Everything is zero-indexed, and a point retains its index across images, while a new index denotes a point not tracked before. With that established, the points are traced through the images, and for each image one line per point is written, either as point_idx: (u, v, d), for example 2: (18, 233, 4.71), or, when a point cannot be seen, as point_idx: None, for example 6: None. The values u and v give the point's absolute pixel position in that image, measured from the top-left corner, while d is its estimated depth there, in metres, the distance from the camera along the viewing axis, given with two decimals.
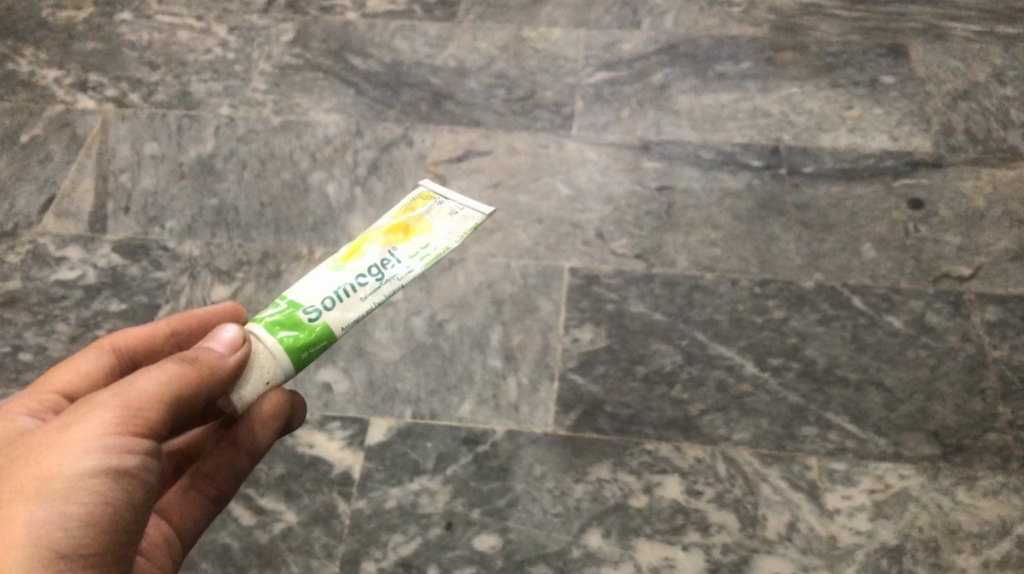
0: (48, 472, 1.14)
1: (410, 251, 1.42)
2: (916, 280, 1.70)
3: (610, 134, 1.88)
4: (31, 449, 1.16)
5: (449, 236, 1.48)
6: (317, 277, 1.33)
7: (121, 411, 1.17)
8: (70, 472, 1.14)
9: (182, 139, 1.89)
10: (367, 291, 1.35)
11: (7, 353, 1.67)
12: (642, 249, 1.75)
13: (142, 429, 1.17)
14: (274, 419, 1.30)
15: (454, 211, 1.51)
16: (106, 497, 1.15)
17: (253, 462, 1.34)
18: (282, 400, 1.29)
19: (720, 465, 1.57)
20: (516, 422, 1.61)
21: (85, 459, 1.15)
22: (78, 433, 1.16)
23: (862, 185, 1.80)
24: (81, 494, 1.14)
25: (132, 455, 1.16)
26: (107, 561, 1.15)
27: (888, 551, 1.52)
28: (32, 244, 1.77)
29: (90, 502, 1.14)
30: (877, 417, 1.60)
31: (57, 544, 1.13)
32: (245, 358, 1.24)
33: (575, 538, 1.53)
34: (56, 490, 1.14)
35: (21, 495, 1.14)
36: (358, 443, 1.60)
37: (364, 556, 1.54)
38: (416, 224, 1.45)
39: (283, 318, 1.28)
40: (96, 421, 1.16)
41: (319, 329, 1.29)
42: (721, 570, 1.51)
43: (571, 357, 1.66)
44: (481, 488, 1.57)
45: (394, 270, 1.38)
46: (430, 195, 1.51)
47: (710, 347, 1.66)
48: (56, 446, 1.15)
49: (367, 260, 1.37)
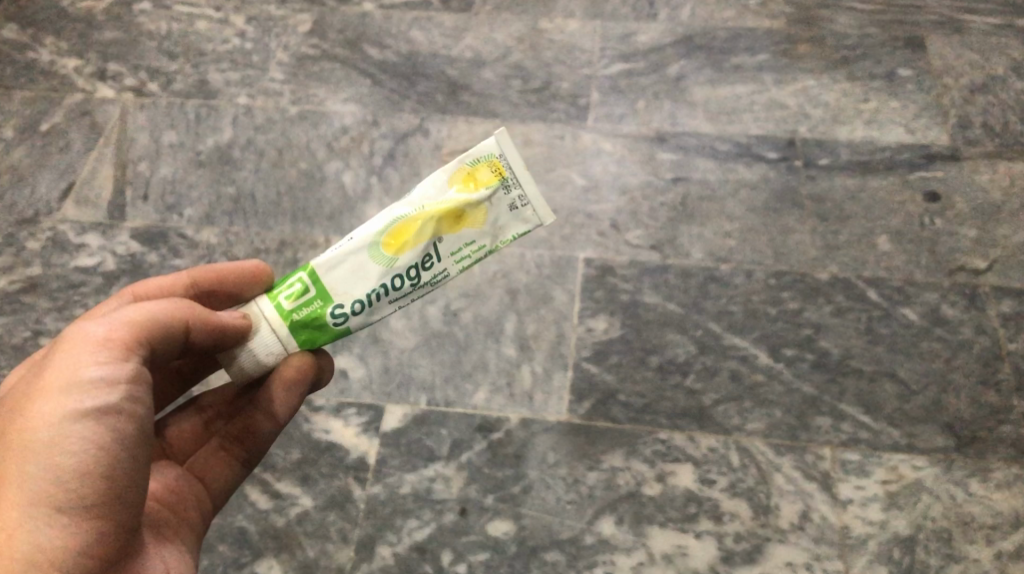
0: (34, 423, 1.16)
1: (457, 248, 1.28)
2: (931, 272, 1.71)
3: (625, 125, 1.88)
4: (18, 404, 1.18)
5: (507, 231, 1.29)
6: (355, 268, 1.27)
7: (102, 351, 1.18)
8: (55, 422, 1.16)
9: (200, 128, 1.90)
10: (398, 296, 1.27)
11: (29, 338, 1.70)
12: (656, 240, 1.75)
13: (127, 365, 1.18)
14: (296, 386, 1.30)
15: (523, 197, 1.28)
16: (95, 440, 1.16)
17: (277, 427, 1.35)
18: (305, 364, 1.29)
19: (734, 455, 1.58)
20: (530, 410, 1.62)
21: (72, 404, 1.16)
22: (61, 378, 1.17)
23: (878, 177, 1.80)
24: (70, 441, 1.16)
25: (118, 393, 1.17)
26: (110, 508, 1.17)
27: (901, 541, 1.52)
28: (52, 231, 1.80)
29: (81, 448, 1.16)
30: (891, 408, 1.60)
31: (54, 496, 1.15)
32: (244, 330, 1.26)
33: (588, 525, 1.55)
34: (45, 441, 1.16)
35: (13, 454, 1.16)
36: (374, 429, 1.62)
37: (379, 540, 1.55)
38: (474, 209, 1.27)
39: (307, 314, 1.26)
40: (78, 366, 1.17)
41: (341, 331, 1.27)
42: (734, 558, 1.52)
43: (586, 347, 1.67)
44: (495, 475, 1.58)
45: (432, 274, 1.28)
46: (507, 163, 1.28)
47: (724, 338, 1.66)
48: (42, 396, 1.17)
49: (407, 258, 1.27)
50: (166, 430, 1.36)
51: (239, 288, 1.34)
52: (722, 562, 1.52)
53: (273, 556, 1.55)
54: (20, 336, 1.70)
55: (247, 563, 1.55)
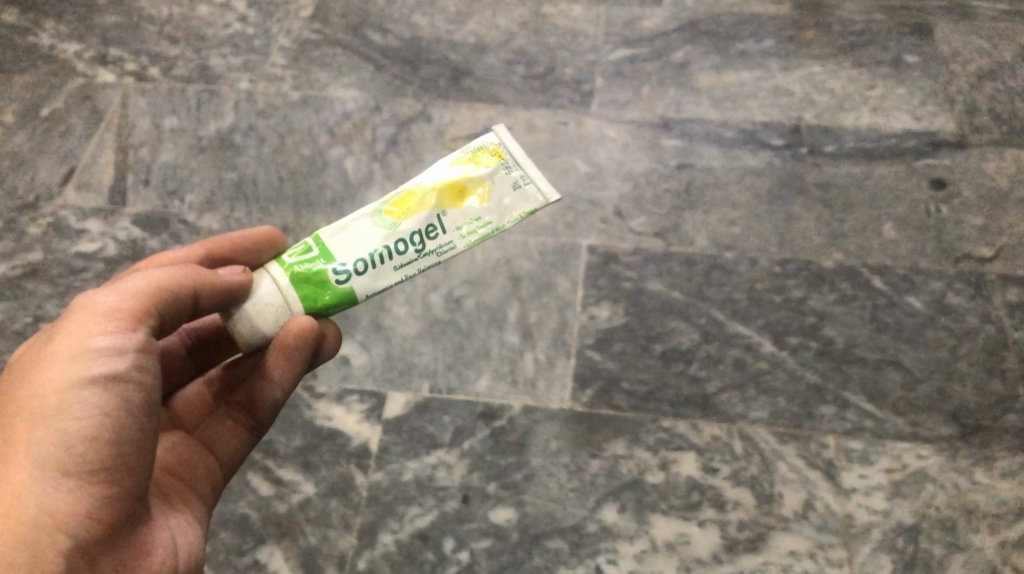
0: (42, 391, 1.16)
1: (461, 221, 1.29)
2: (937, 260, 1.70)
3: (630, 111, 1.87)
4: (25, 372, 1.18)
5: (511, 210, 1.30)
6: (358, 233, 1.28)
7: (110, 319, 1.18)
8: (64, 389, 1.16)
9: (202, 113, 1.89)
10: (400, 262, 1.28)
11: (29, 324, 1.70)
12: (661, 228, 1.74)
13: (133, 333, 1.19)
14: (299, 353, 1.27)
15: (525, 177, 1.31)
16: (102, 406, 1.16)
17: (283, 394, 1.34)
18: (305, 329, 1.25)
19: (737, 443, 1.58)
20: (532, 397, 1.62)
21: (78, 372, 1.16)
22: (69, 346, 1.17)
23: (884, 165, 1.79)
24: (77, 408, 1.16)
25: (125, 361, 1.17)
26: (117, 474, 1.16)
27: (905, 530, 1.52)
28: (53, 217, 1.79)
29: (87, 414, 1.16)
30: (895, 396, 1.60)
31: (61, 461, 1.15)
32: (245, 284, 1.25)
33: (591, 512, 1.54)
34: (52, 408, 1.16)
35: (20, 420, 1.16)
36: (376, 416, 1.61)
37: (380, 527, 1.55)
38: (477, 185, 1.30)
39: (308, 270, 1.26)
40: (85, 334, 1.17)
41: (343, 292, 1.27)
42: (737, 547, 1.52)
43: (589, 334, 1.66)
44: (497, 462, 1.58)
45: (435, 245, 1.29)
46: (507, 147, 1.32)
47: (728, 326, 1.65)
48: (49, 365, 1.17)
49: (411, 225, 1.28)
50: (173, 400, 1.35)
51: (255, 252, 1.33)
52: (725, 550, 1.52)
53: (275, 542, 1.54)
54: (21, 321, 1.70)
55: (249, 550, 1.54)
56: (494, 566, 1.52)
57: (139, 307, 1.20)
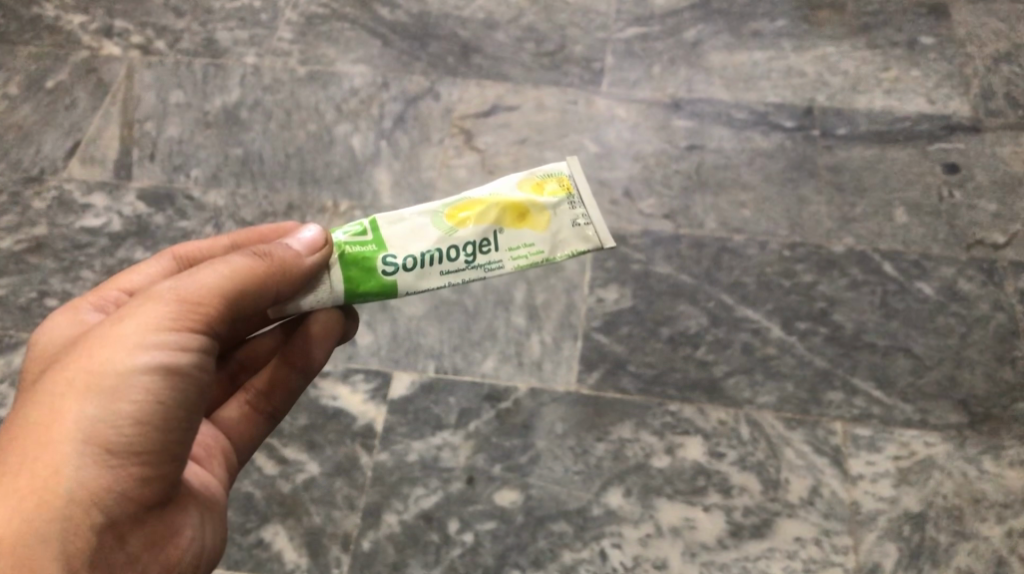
0: (100, 366, 1.14)
1: (515, 242, 1.25)
2: (949, 247, 1.68)
3: (640, 91, 1.85)
4: (81, 344, 1.15)
5: (566, 245, 1.26)
6: (415, 229, 1.24)
7: (176, 305, 1.16)
8: (120, 368, 1.13)
9: (207, 88, 1.87)
10: (448, 268, 1.24)
11: (33, 299, 1.69)
12: (669, 210, 1.72)
13: (197, 326, 1.16)
14: (327, 340, 1.30)
15: (587, 217, 1.27)
16: (155, 394, 1.14)
17: (305, 380, 1.35)
18: (332, 321, 1.29)
19: (744, 428, 1.57)
20: (538, 379, 1.61)
21: (135, 356, 1.14)
22: (128, 327, 1.15)
23: (897, 148, 1.76)
24: (132, 392, 1.13)
25: (184, 353, 1.15)
26: (157, 460, 1.15)
27: (912, 518, 1.51)
28: (58, 190, 1.78)
29: (140, 398, 1.13)
30: (904, 383, 1.58)
31: (108, 440, 1.13)
32: (323, 262, 1.21)
33: (595, 496, 1.54)
34: (106, 386, 1.13)
35: (71, 393, 1.13)
36: (381, 396, 1.61)
37: (385, 508, 1.54)
38: (538, 212, 1.26)
39: (360, 253, 1.22)
40: (150, 317, 1.15)
41: (387, 284, 1.23)
42: (743, 532, 1.51)
43: (596, 317, 1.64)
44: (502, 444, 1.57)
45: (483, 262, 1.24)
46: (578, 181, 1.28)
47: (737, 310, 1.64)
48: (109, 342, 1.14)
49: (467, 233, 1.24)
50: None
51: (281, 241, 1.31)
52: (730, 535, 1.51)
53: (279, 521, 1.54)
54: (25, 296, 1.69)
55: (253, 529, 1.54)
56: (497, 549, 1.52)
57: (207, 299, 1.16)
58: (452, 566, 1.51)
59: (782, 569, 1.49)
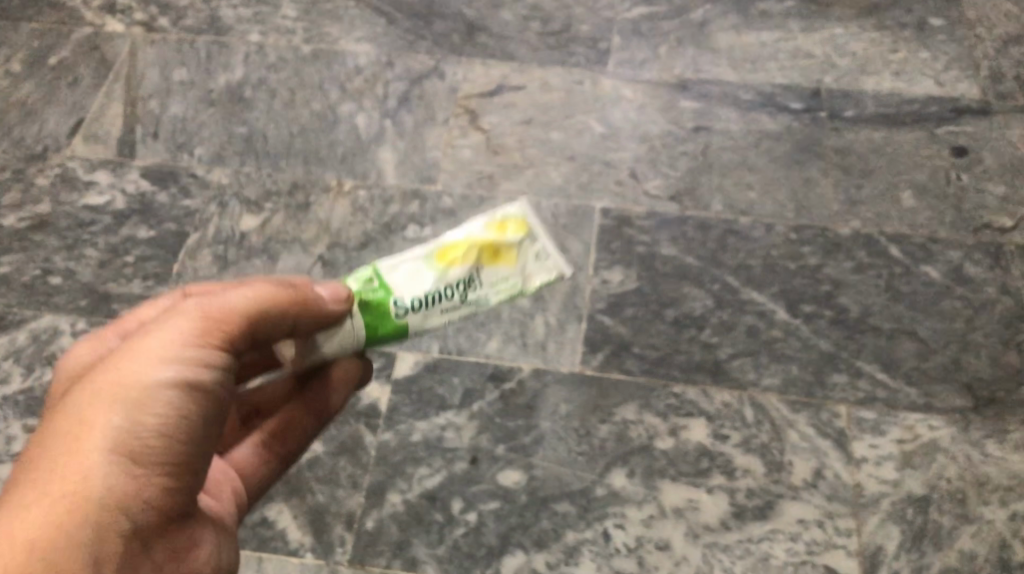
0: (125, 376, 1.09)
1: (496, 279, 1.28)
2: (956, 230, 1.67)
3: (647, 71, 1.84)
4: (105, 357, 1.11)
5: (535, 278, 1.31)
6: (410, 272, 1.24)
7: (203, 322, 1.12)
8: (145, 379, 1.09)
9: (211, 65, 1.86)
10: (448, 306, 1.25)
11: (37, 276, 1.69)
12: (675, 191, 1.72)
13: (221, 344, 1.12)
14: (345, 387, 1.29)
15: (546, 248, 1.32)
16: (181, 407, 1.10)
17: (319, 427, 1.32)
18: (352, 369, 1.28)
19: (748, 410, 1.57)
20: (542, 360, 1.61)
21: (162, 368, 1.09)
22: (156, 340, 1.11)
23: (904, 131, 1.75)
24: (158, 404, 1.09)
25: (209, 368, 1.11)
26: (184, 472, 1.10)
27: (915, 501, 1.51)
28: (61, 168, 1.77)
29: (167, 411, 1.09)
30: (909, 366, 1.58)
31: (134, 450, 1.08)
32: (343, 312, 1.20)
33: (599, 477, 1.54)
34: (131, 397, 1.08)
35: (97, 401, 1.08)
36: (385, 376, 1.61)
37: (389, 488, 1.55)
38: (510, 249, 1.29)
39: (371, 298, 1.22)
40: (176, 330, 1.11)
41: (400, 325, 1.23)
42: (745, 514, 1.51)
43: (601, 299, 1.64)
44: (506, 425, 1.57)
45: (474, 298, 1.27)
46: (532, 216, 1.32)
47: (742, 293, 1.64)
48: (135, 353, 1.10)
49: (457, 273, 1.26)
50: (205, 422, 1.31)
51: None
52: (733, 517, 1.51)
53: (283, 500, 1.54)
54: (28, 274, 1.69)
55: (257, 507, 1.54)
56: (501, 529, 1.52)
57: (234, 318, 1.13)
58: (456, 545, 1.51)
59: (784, 551, 1.49)
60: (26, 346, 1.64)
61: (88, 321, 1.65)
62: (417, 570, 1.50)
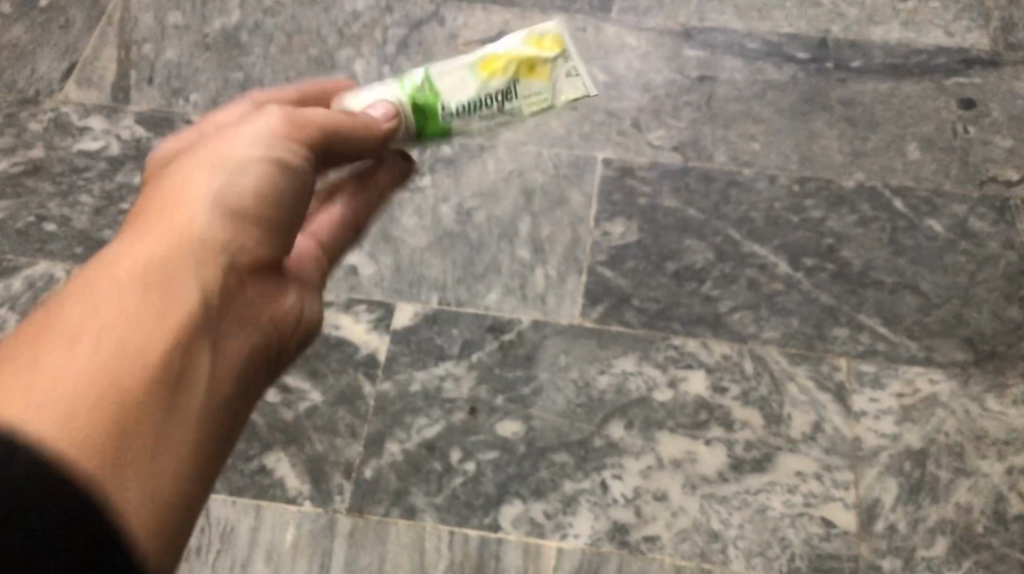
0: (182, 204, 0.99)
1: None
2: (961, 184, 1.67)
3: (651, 19, 1.82)
4: (166, 166, 1.04)
5: None
6: None
7: (262, 129, 1.05)
8: (195, 196, 1.00)
9: (206, 9, 1.85)
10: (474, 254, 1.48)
11: (32, 223, 1.67)
12: (679, 142, 1.71)
13: (281, 140, 1.05)
14: (391, 163, 1.22)
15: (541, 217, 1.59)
16: (233, 184, 1.02)
17: (350, 238, 1.21)
18: (401, 170, 1.23)
19: (748, 363, 1.56)
20: (542, 313, 1.60)
21: (211, 171, 1.02)
22: (189, 194, 1.00)
23: (912, 83, 1.75)
24: (202, 193, 1.00)
25: (270, 159, 1.04)
26: (241, 225, 1.01)
27: (913, 454, 1.51)
28: (54, 112, 1.75)
29: (215, 190, 1.01)
30: (910, 321, 1.58)
31: (177, 231, 0.98)
32: (394, 128, 1.17)
33: (597, 428, 1.53)
34: (178, 202, 0.99)
35: (149, 210, 0.99)
36: (383, 327, 1.60)
37: (388, 437, 1.54)
38: None
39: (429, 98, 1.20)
40: (237, 131, 1.05)
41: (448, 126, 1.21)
42: (744, 466, 1.51)
43: (601, 251, 1.63)
44: (505, 376, 1.57)
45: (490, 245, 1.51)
46: None
47: (744, 245, 1.63)
48: (187, 172, 1.02)
49: None
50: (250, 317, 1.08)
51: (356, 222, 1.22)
52: (731, 469, 1.51)
53: (281, 449, 1.54)
54: (23, 220, 1.67)
55: (255, 456, 1.53)
56: (499, 479, 1.51)
57: (263, 178, 1.03)
58: (454, 494, 1.51)
59: (782, 503, 1.49)
60: (22, 293, 1.62)
61: None
62: (415, 518, 1.49)
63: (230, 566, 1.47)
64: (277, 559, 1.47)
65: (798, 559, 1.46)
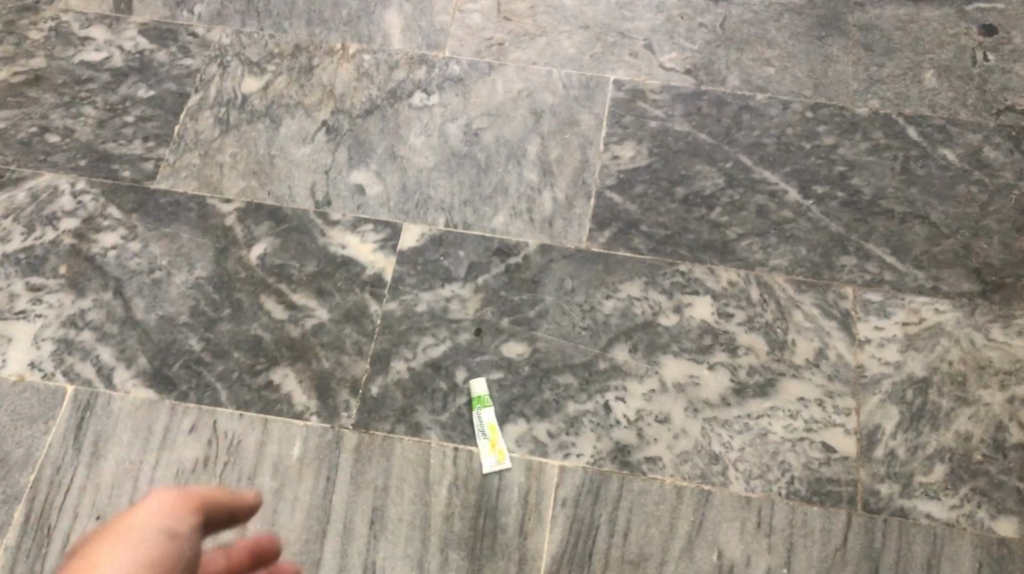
0: (110, 553, 1.01)
1: None
2: (978, 113, 1.66)
3: None
4: (104, 526, 1.03)
5: None
6: None
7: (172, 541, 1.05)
8: (132, 539, 1.02)
9: None
10: None
11: (35, 133, 1.68)
12: (691, 65, 1.71)
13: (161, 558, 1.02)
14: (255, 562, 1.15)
15: None
16: (137, 555, 1.02)
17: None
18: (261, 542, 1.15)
19: (754, 290, 1.56)
20: (549, 236, 1.60)
21: (143, 531, 1.03)
22: (124, 534, 1.03)
23: (931, 9, 1.75)
24: (127, 549, 1.02)
25: (147, 533, 1.03)
26: None
27: (915, 382, 1.51)
28: (55, 22, 1.77)
29: (134, 550, 1.02)
30: (919, 251, 1.58)
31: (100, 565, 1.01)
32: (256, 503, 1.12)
33: (602, 351, 1.54)
34: (131, 538, 1.02)
35: (104, 545, 1.02)
36: (390, 247, 1.60)
37: (394, 355, 1.54)
38: None
39: None
40: (149, 507, 1.04)
41: None
42: (746, 391, 1.52)
43: (610, 175, 1.64)
44: (511, 299, 1.57)
45: None
46: None
47: (754, 171, 1.63)
48: (115, 532, 1.03)
49: None
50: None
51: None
52: (734, 393, 1.52)
53: (288, 364, 1.54)
54: (26, 131, 1.68)
55: (261, 371, 1.54)
56: (504, 399, 1.52)
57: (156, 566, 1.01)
58: (459, 413, 1.51)
59: (783, 427, 1.50)
60: (27, 204, 1.63)
61: (88, 182, 1.64)
62: (420, 435, 1.50)
63: (238, 477, 1.48)
64: (284, 472, 1.49)
65: (797, 482, 1.47)
